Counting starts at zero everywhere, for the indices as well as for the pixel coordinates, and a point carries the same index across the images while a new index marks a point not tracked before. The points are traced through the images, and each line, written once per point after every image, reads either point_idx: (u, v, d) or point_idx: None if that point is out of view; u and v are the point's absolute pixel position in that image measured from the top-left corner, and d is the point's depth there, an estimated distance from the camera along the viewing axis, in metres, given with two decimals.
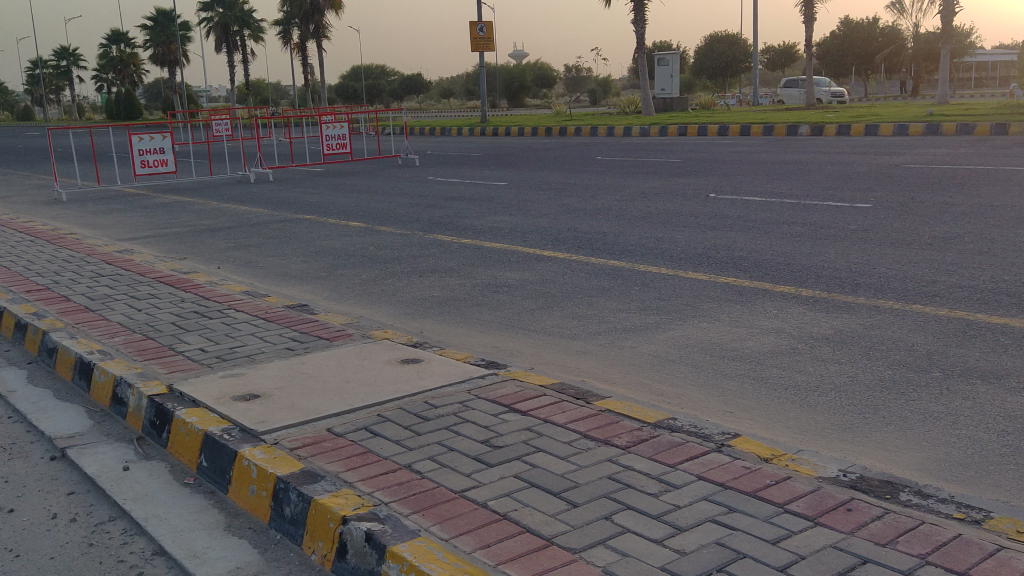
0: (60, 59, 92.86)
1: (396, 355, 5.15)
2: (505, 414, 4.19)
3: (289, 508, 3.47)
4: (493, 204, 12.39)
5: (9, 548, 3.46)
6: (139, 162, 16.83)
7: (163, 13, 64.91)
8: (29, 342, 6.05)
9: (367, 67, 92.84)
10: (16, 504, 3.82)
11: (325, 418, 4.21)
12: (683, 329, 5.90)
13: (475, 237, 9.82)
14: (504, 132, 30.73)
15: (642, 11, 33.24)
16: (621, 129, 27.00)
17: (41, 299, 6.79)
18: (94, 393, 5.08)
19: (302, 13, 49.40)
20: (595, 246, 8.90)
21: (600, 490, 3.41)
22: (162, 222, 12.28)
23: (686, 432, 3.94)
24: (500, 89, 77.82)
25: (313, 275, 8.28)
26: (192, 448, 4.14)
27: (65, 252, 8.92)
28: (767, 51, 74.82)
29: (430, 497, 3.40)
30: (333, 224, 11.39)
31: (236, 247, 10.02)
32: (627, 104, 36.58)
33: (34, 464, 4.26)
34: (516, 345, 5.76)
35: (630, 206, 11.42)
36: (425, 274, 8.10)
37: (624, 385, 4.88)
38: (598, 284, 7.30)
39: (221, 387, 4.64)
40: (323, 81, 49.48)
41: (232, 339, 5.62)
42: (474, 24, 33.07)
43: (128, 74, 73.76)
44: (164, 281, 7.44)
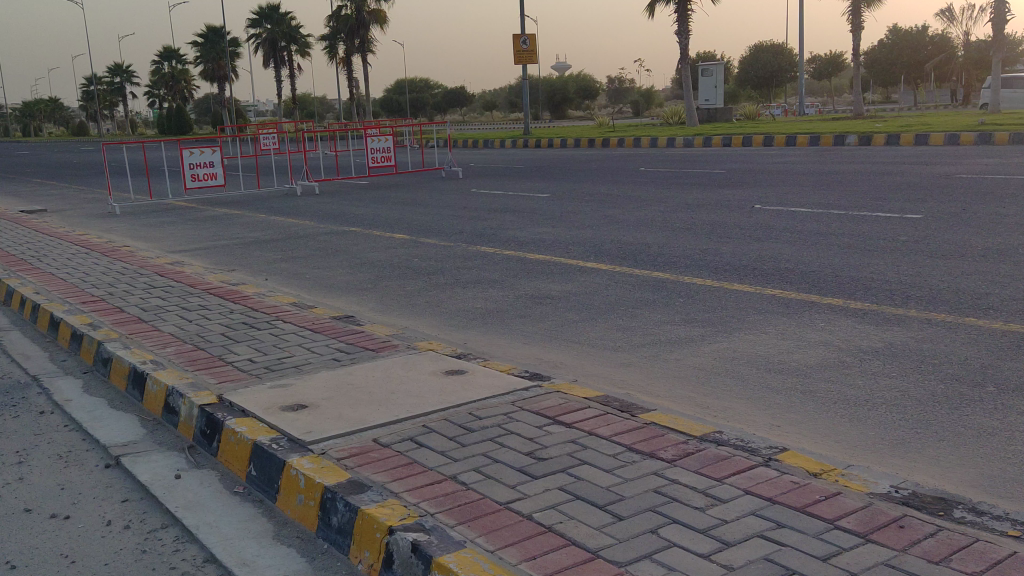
0: (114, 76, 95.28)
1: (440, 366, 5.18)
2: (549, 426, 4.19)
3: (337, 518, 3.51)
4: (536, 216, 12.43)
5: (65, 554, 3.54)
6: (189, 176, 17.15)
7: (214, 30, 66.33)
8: (84, 352, 6.20)
9: (412, 81, 93.85)
10: (72, 511, 3.91)
11: (371, 428, 4.25)
12: (729, 342, 5.85)
13: (518, 249, 9.86)
14: (547, 144, 30.81)
15: (685, 21, 33.17)
16: (664, 140, 26.92)
17: (96, 310, 6.96)
18: (147, 403, 5.19)
19: (348, 28, 50.15)
20: (639, 258, 8.88)
21: (646, 503, 3.40)
22: (211, 234, 12.50)
23: (732, 446, 3.91)
24: (543, 101, 78.06)
25: (359, 287, 8.38)
26: (242, 457, 4.20)
27: (119, 264, 9.13)
28: (814, 61, 74.11)
29: (476, 508, 3.41)
30: (378, 236, 11.51)
31: (283, 258, 10.17)
32: (670, 116, 36.49)
33: (89, 471, 4.36)
34: (560, 356, 5.76)
35: (674, 217, 11.37)
36: (469, 285, 8.15)
37: (669, 398, 4.85)
38: (641, 296, 7.28)
39: (270, 398, 4.71)
40: (368, 95, 50.09)
41: (279, 349, 5.70)
42: (517, 37, 33.26)
43: (180, 90, 75.54)
44: (214, 292, 7.57)
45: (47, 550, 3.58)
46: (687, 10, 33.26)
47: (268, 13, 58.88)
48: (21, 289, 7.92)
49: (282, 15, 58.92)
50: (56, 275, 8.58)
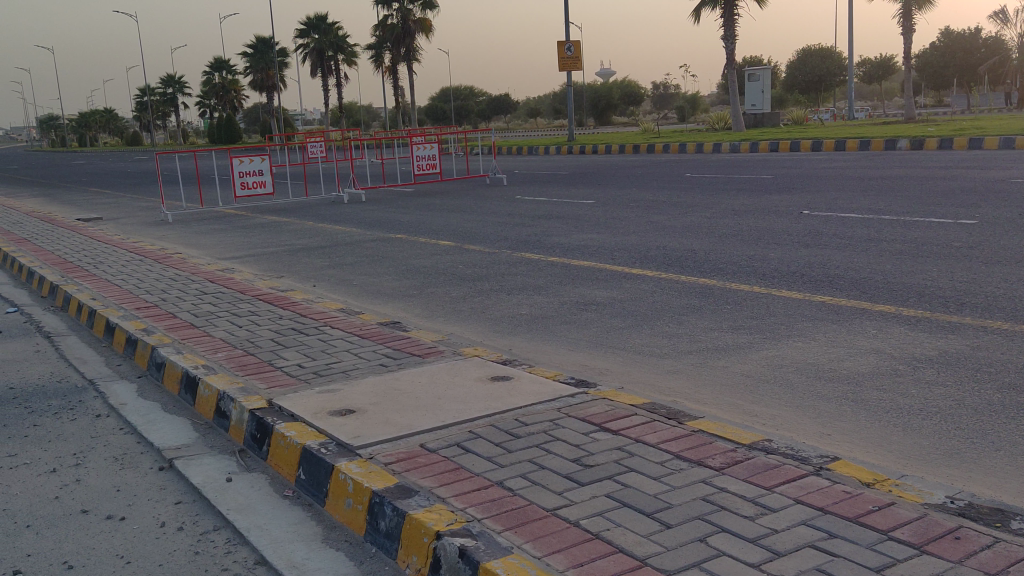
0: (166, 87, 97.37)
1: (486, 372, 5.20)
2: (595, 434, 4.17)
3: (384, 522, 3.54)
4: (580, 222, 12.42)
5: (122, 555, 3.61)
6: (239, 184, 17.44)
7: (263, 41, 67.53)
8: (138, 357, 6.33)
9: (456, 89, 94.50)
10: (128, 513, 4.00)
11: (418, 433, 4.28)
12: (777, 349, 5.78)
13: (563, 255, 9.86)
14: (591, 150, 30.77)
15: (732, 26, 32.92)
16: (710, 146, 26.72)
17: (150, 316, 7.11)
18: (199, 407, 5.29)
19: (393, 37, 50.64)
20: (685, 264, 8.81)
21: (694, 511, 3.37)
22: (261, 242, 12.70)
23: (782, 454, 3.86)
24: (588, 107, 78.02)
25: (405, 293, 8.44)
26: (291, 461, 4.26)
27: (171, 271, 9.33)
28: (864, 65, 72.97)
29: (523, 514, 3.42)
30: (424, 243, 11.58)
31: (330, 265, 10.29)
32: (716, 121, 36.28)
33: (144, 474, 4.46)
34: (605, 364, 5.74)
35: (720, 223, 11.28)
36: (514, 292, 8.17)
37: (716, 406, 4.80)
38: (688, 303, 7.22)
39: (319, 403, 4.77)
40: (413, 103, 50.53)
41: (327, 355, 5.77)
42: (562, 44, 33.30)
43: (230, 100, 76.92)
44: (263, 298, 7.70)
45: (104, 550, 3.66)
46: (733, 15, 33.02)
47: (316, 23, 59.75)
48: (78, 295, 8.13)
49: (329, 24, 59.70)
50: (112, 281, 8.79)
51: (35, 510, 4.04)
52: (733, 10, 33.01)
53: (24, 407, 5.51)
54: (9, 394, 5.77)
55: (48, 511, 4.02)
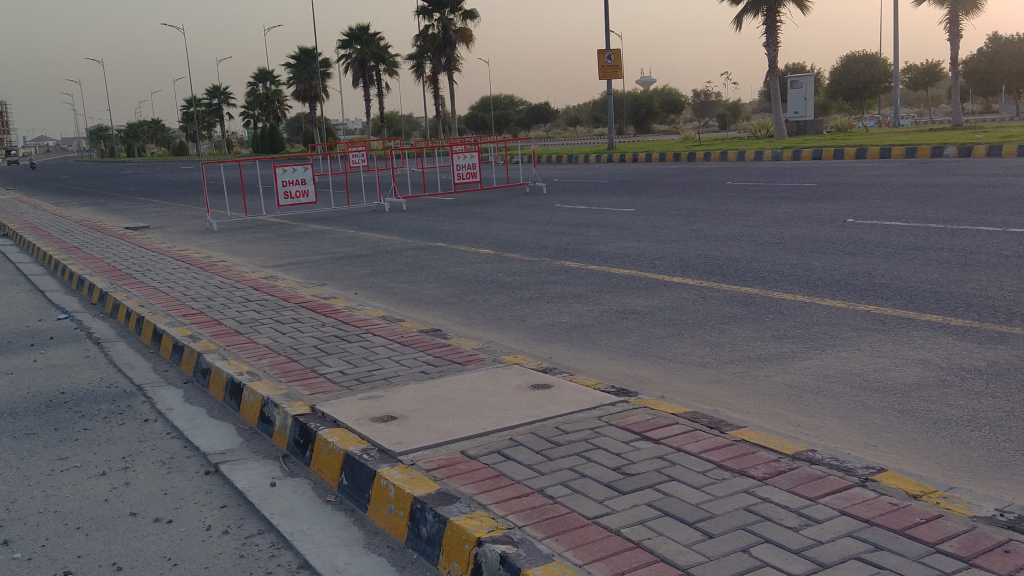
0: (212, 98, 99.17)
1: (527, 380, 5.21)
2: (637, 442, 4.16)
3: (426, 528, 3.56)
4: (621, 230, 12.39)
5: (169, 557, 3.68)
6: (283, 193, 17.66)
7: (306, 52, 68.54)
8: (185, 363, 6.45)
9: (496, 98, 94.89)
10: (175, 516, 4.07)
11: (459, 440, 4.31)
12: (822, 359, 5.71)
13: (603, 263, 9.84)
14: (631, 158, 30.69)
15: (774, 33, 32.68)
16: (752, 154, 26.50)
17: (196, 323, 7.24)
18: (243, 413, 5.37)
19: (434, 47, 50.99)
20: (727, 273, 8.75)
21: (736, 521, 3.34)
22: (304, 249, 12.86)
23: (827, 465, 3.81)
24: (628, 115, 77.86)
25: (446, 301, 8.49)
26: (334, 467, 4.30)
27: (217, 279, 9.47)
28: (910, 71, 71.90)
29: (563, 522, 3.42)
30: (465, 251, 11.63)
31: (371, 273, 10.38)
32: (758, 128, 35.98)
33: (190, 477, 4.53)
34: (646, 372, 5.71)
35: (763, 232, 11.17)
36: (555, 300, 8.17)
37: (759, 416, 4.76)
38: (729, 312, 7.17)
39: (360, 409, 4.82)
40: (454, 112, 50.83)
41: (369, 362, 5.82)
42: (602, 53, 33.29)
43: (274, 110, 78.07)
44: (306, 305, 7.80)
45: (152, 552, 3.73)
46: (776, 22, 32.77)
47: (359, 33, 60.35)
48: (127, 302, 8.30)
49: (371, 35, 60.26)
50: (159, 288, 8.97)
51: (86, 511, 4.13)
52: (776, 17, 32.77)
53: (74, 411, 5.63)
54: (60, 399, 5.90)
55: (98, 513, 4.11)
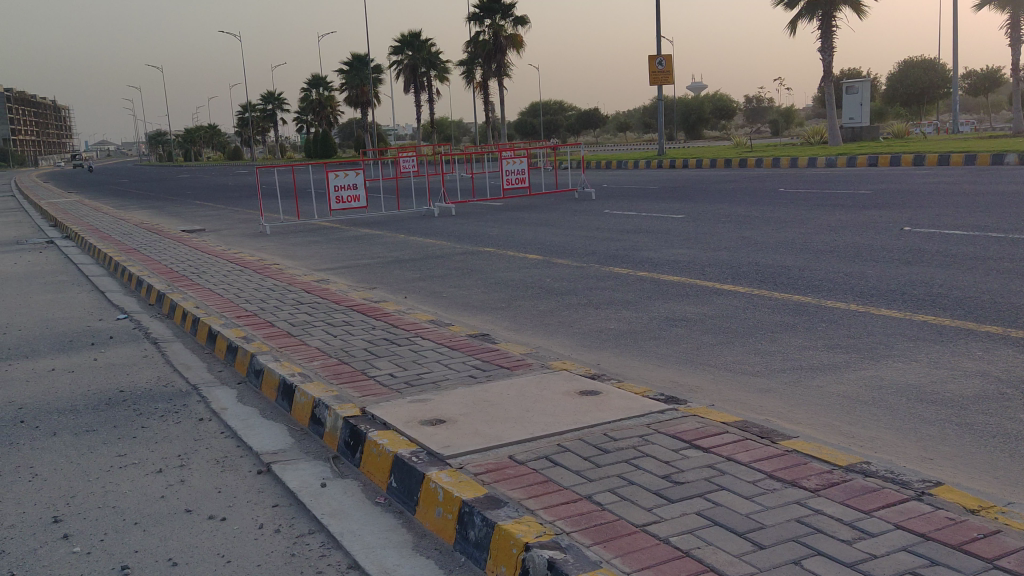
0: (266, 103, 100.86)
1: (575, 386, 5.21)
2: (686, 451, 4.13)
3: (474, 532, 3.58)
4: (670, 237, 12.32)
5: (222, 554, 3.75)
6: (334, 198, 17.88)
7: (359, 58, 69.40)
8: (238, 364, 6.56)
9: (546, 104, 95.01)
10: (229, 514, 4.15)
11: (507, 445, 4.31)
12: (876, 370, 5.60)
13: (652, 270, 9.78)
14: (682, 164, 30.47)
15: (829, 38, 32.23)
16: (805, 160, 26.14)
17: (250, 324, 7.37)
18: (295, 414, 5.44)
19: (485, 53, 51.19)
20: (779, 281, 8.64)
21: (787, 532, 3.30)
22: (354, 254, 12.99)
23: (882, 478, 3.75)
24: (678, 121, 77.32)
25: (494, 306, 8.51)
26: (383, 469, 4.35)
27: (270, 281, 9.62)
28: (970, 76, 70.31)
29: (613, 529, 3.41)
30: (513, 256, 11.66)
31: (420, 278, 10.44)
32: (812, 134, 35.53)
33: (244, 476, 4.61)
34: (696, 380, 5.67)
35: (816, 240, 11.02)
36: (603, 306, 8.15)
37: (811, 426, 4.69)
38: (780, 320, 7.07)
39: (410, 412, 4.86)
40: (504, 118, 51.03)
41: (418, 365, 5.88)
42: (653, 58, 33.14)
43: (326, 116, 79.18)
44: (356, 309, 7.88)
45: (206, 549, 3.80)
46: (831, 26, 32.32)
47: (410, 40, 60.77)
48: (183, 303, 8.49)
49: (422, 41, 60.73)
50: (214, 290, 9.15)
51: (143, 508, 4.23)
52: (831, 22, 32.33)
53: (132, 409, 5.77)
54: (119, 397, 6.05)
55: (154, 510, 4.20)
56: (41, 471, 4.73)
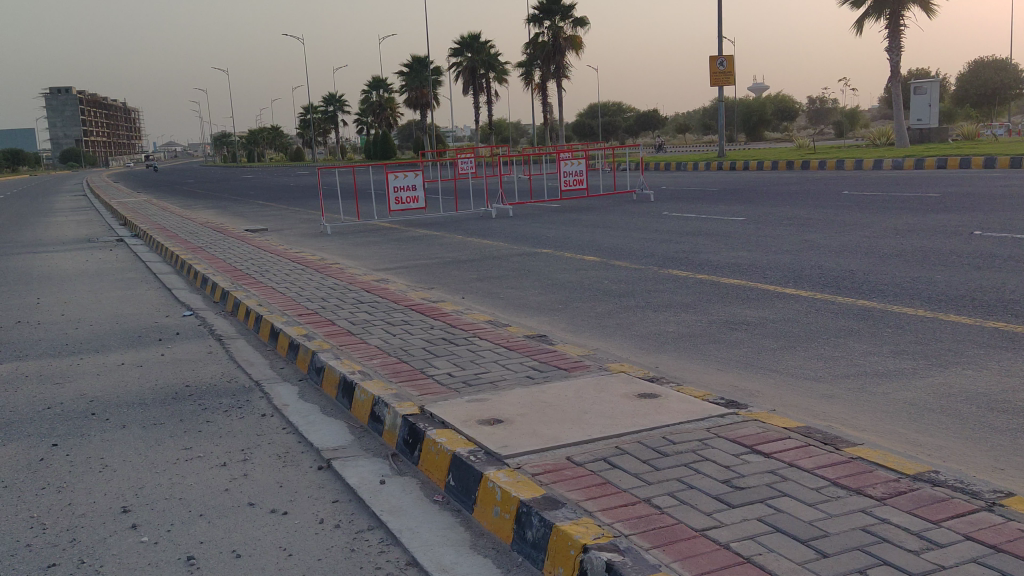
0: (328, 105, 102.43)
1: (633, 389, 5.17)
2: (747, 455, 4.07)
3: (532, 532, 3.58)
4: (731, 239, 12.18)
5: (284, 547, 3.81)
6: (394, 199, 18.06)
7: (419, 59, 70.11)
8: (300, 361, 6.68)
9: (605, 106, 94.72)
10: (290, 508, 4.21)
11: (565, 447, 4.30)
12: (945, 377, 5.45)
13: (712, 273, 9.68)
14: (743, 166, 30.10)
15: (897, 37, 31.52)
16: (871, 162, 25.58)
17: (311, 322, 7.49)
18: (355, 411, 5.51)
19: (544, 54, 51.22)
20: (843, 285, 8.48)
21: (853, 541, 3.23)
22: (413, 254, 13.11)
23: (951, 487, 3.64)
24: (739, 122, 76.30)
25: (552, 307, 8.51)
26: (441, 467, 4.38)
27: (330, 281, 9.77)
28: None
29: (671, 532, 3.37)
30: (570, 258, 11.64)
31: (478, 278, 10.50)
32: (878, 136, 34.84)
33: (304, 472, 4.68)
34: (756, 385, 5.59)
35: (882, 243, 10.78)
36: (661, 308, 8.10)
37: (877, 434, 4.57)
38: (844, 326, 6.92)
39: (468, 411, 4.88)
40: (562, 120, 51.01)
41: (476, 365, 5.91)
42: (714, 59, 32.79)
43: (386, 117, 80.12)
44: (415, 309, 7.96)
45: (269, 542, 3.87)
46: (899, 26, 31.61)
47: (470, 42, 61.15)
48: (247, 301, 8.68)
49: (482, 43, 61.10)
50: (276, 289, 9.31)
51: (208, 500, 4.32)
52: (899, 21, 31.63)
53: (198, 403, 5.91)
54: (185, 391, 6.20)
55: (218, 502, 4.28)
56: (111, 462, 4.86)
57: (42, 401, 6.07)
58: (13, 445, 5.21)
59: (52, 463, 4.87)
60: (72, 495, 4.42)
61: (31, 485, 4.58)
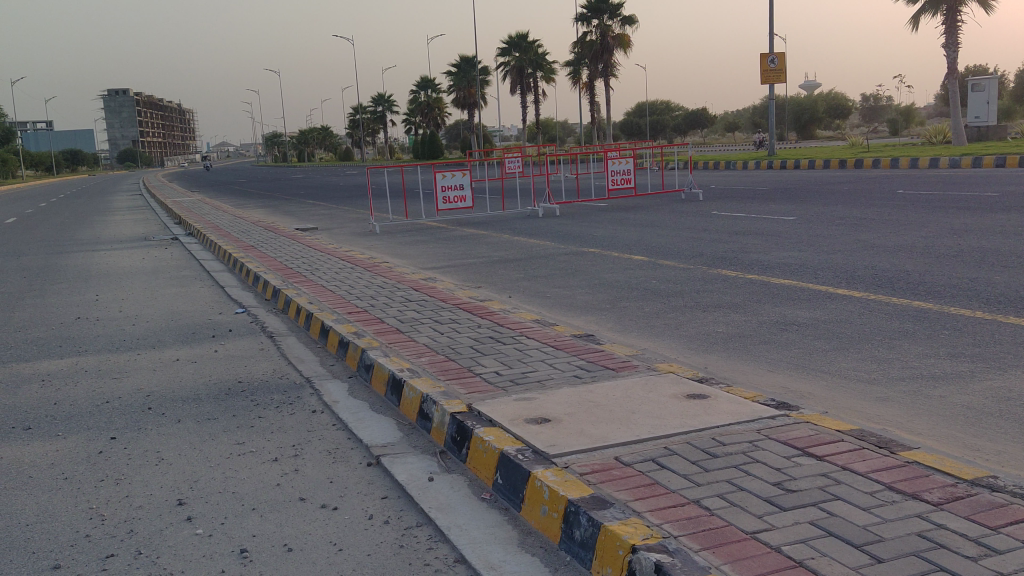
0: (376, 105, 103.34)
1: (682, 390, 5.13)
2: (798, 458, 4.02)
3: (580, 532, 3.57)
4: (781, 239, 12.03)
5: (334, 542, 3.85)
6: (442, 198, 18.14)
7: (467, 60, 70.52)
8: (350, 358, 6.75)
9: (653, 106, 94.14)
10: (340, 504, 4.26)
11: (613, 447, 4.29)
12: (1005, 381, 5.31)
13: (762, 273, 9.56)
14: (793, 165, 29.69)
15: (954, 34, 30.83)
16: (926, 161, 25.08)
17: (360, 320, 7.56)
18: (403, 408, 5.55)
19: (592, 53, 51.06)
20: (897, 286, 8.31)
21: (908, 546, 3.17)
22: (460, 253, 13.15)
23: (1009, 493, 3.55)
24: (790, 121, 75.21)
25: (599, 307, 8.48)
26: (489, 465, 4.39)
27: (379, 279, 9.85)
28: None
29: (721, 535, 3.34)
30: (618, 258, 11.58)
31: (525, 277, 10.51)
32: (933, 134, 34.13)
33: (354, 467, 4.74)
34: (807, 386, 5.51)
35: (938, 243, 10.55)
36: (710, 308, 8.02)
37: (933, 438, 4.47)
38: (899, 327, 6.78)
39: (515, 410, 4.89)
40: (609, 120, 50.79)
41: (523, 363, 5.92)
42: (765, 56, 32.39)
43: (433, 117, 80.60)
44: (462, 307, 7.99)
45: (319, 536, 3.92)
46: (956, 21, 30.91)
47: (518, 41, 61.22)
48: (297, 299, 8.79)
49: (529, 43, 61.19)
50: (326, 287, 9.40)
51: (260, 494, 4.40)
52: (956, 17, 30.93)
53: (250, 399, 6.00)
54: (237, 387, 6.30)
55: (270, 497, 4.35)
56: (167, 456, 4.97)
57: (101, 395, 6.22)
58: (73, 437, 5.35)
59: (110, 456, 4.99)
60: (129, 488, 4.52)
61: (90, 477, 4.69)
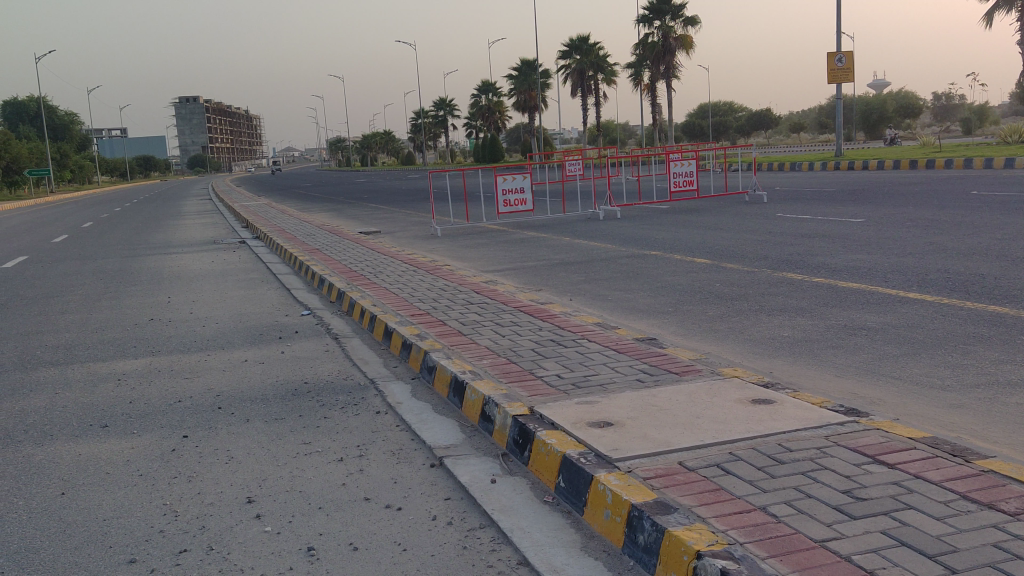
0: (438, 110, 104.27)
1: (747, 394, 5.06)
2: (869, 465, 3.93)
3: (643, 537, 3.55)
4: (849, 241, 11.77)
5: (399, 542, 3.89)
6: (503, 201, 18.21)
7: (528, 63, 70.90)
8: (413, 360, 6.82)
9: (716, 108, 93.09)
10: (404, 504, 4.31)
11: (677, 451, 4.25)
12: None
13: (830, 276, 9.37)
14: (862, 166, 29.04)
15: None
16: (1002, 160, 24.28)
17: (423, 322, 7.64)
18: (466, 410, 5.58)
19: (654, 55, 50.72)
20: (972, 289, 8.06)
21: (984, 558, 3.07)
22: (522, 256, 13.18)
23: None
24: (858, 121, 73.56)
25: (662, 310, 8.41)
26: (552, 468, 4.39)
27: (441, 282, 9.93)
28: None
29: (789, 543, 3.28)
30: (680, 260, 11.47)
31: (586, 280, 10.48)
32: (1009, 133, 33.05)
33: (417, 468, 4.78)
34: (878, 393, 5.38)
35: (1015, 246, 10.19)
36: (776, 312, 7.89)
37: (1010, 447, 4.32)
38: (975, 332, 6.57)
39: (577, 413, 4.88)
40: (671, 122, 50.36)
41: (585, 366, 5.90)
42: (832, 55, 31.76)
43: (494, 121, 81.02)
44: (523, 310, 8.00)
45: (384, 535, 3.97)
46: None
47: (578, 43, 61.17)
48: (361, 300, 8.93)
49: (590, 45, 61.06)
50: (391, 289, 9.53)
51: (326, 493, 4.47)
52: None
53: (316, 400, 6.11)
54: (304, 388, 6.42)
55: (336, 496, 4.42)
56: (236, 454, 5.09)
57: (174, 394, 6.40)
58: (147, 435, 5.51)
59: (183, 454, 5.13)
60: (201, 485, 4.64)
61: (165, 474, 4.83)
